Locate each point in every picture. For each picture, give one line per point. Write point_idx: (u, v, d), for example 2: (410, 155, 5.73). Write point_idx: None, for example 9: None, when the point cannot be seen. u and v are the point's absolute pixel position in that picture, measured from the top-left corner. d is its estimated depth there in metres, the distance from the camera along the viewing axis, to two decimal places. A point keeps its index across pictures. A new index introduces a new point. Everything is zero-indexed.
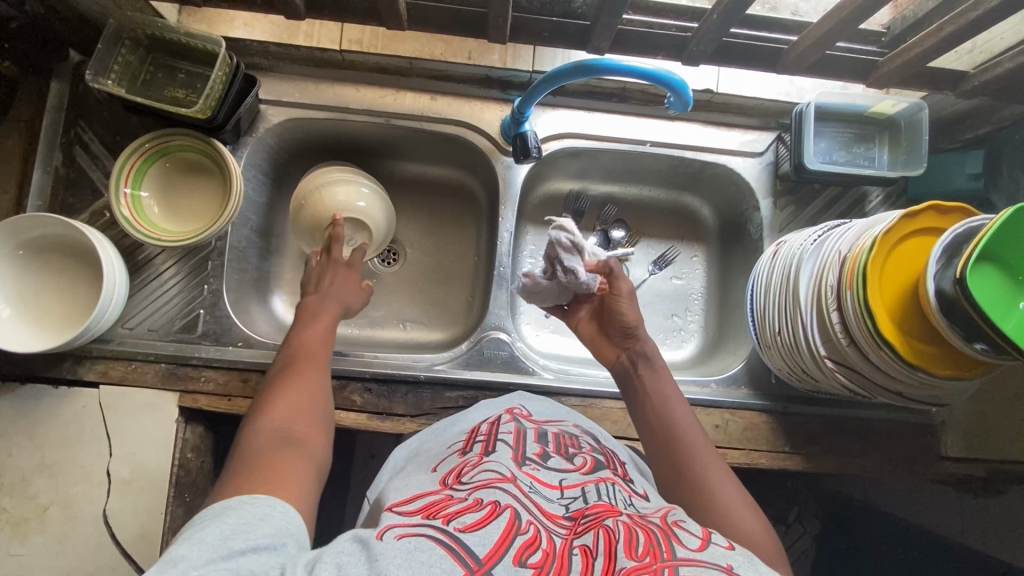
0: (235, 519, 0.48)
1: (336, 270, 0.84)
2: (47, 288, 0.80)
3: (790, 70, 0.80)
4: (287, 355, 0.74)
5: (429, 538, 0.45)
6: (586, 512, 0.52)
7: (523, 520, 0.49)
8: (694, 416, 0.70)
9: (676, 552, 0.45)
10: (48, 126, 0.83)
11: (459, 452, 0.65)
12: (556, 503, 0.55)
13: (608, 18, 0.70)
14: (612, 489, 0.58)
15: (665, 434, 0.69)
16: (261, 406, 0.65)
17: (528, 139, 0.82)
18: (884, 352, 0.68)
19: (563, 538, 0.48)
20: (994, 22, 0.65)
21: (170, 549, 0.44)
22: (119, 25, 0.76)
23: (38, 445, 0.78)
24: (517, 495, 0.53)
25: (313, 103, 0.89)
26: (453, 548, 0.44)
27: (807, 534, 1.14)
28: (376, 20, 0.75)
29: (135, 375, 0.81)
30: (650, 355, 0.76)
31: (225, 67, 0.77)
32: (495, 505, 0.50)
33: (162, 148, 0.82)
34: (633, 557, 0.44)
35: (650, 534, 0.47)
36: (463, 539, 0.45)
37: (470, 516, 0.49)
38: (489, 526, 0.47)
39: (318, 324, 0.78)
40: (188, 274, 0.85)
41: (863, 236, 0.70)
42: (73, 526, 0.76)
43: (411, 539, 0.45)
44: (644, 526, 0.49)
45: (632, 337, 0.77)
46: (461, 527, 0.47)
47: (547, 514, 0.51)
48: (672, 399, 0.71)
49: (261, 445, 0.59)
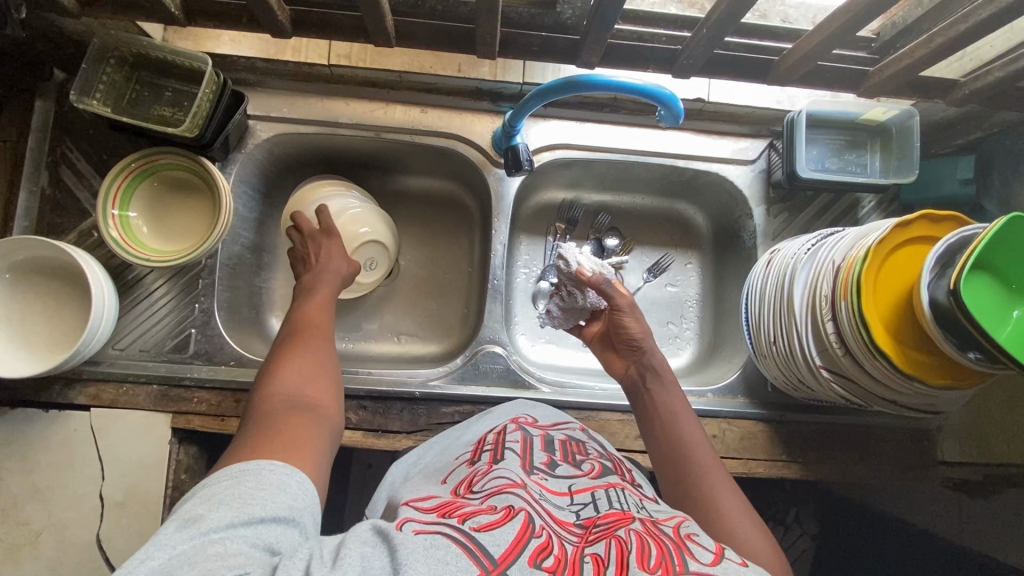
0: (254, 482, 0.47)
1: (320, 243, 0.82)
2: (35, 311, 0.79)
3: (781, 81, 0.79)
4: (287, 325, 0.72)
5: (446, 536, 0.45)
6: (598, 521, 0.52)
7: (536, 525, 0.48)
8: (697, 427, 0.70)
9: (688, 566, 0.45)
10: (33, 146, 0.82)
11: (467, 462, 0.65)
12: (566, 510, 0.54)
13: (597, 33, 0.69)
14: (622, 495, 0.58)
15: (666, 448, 0.69)
16: (265, 372, 0.64)
17: (519, 152, 0.81)
18: (879, 362, 0.67)
19: (575, 545, 0.47)
20: (985, 33, 0.65)
21: (190, 506, 0.45)
22: (103, 43, 0.75)
23: (29, 470, 0.77)
24: (529, 500, 0.52)
25: (302, 118, 0.88)
26: (469, 548, 0.43)
27: (806, 534, 1.16)
28: (364, 37, 0.74)
29: (127, 398, 0.80)
30: (658, 366, 0.76)
31: (212, 85, 0.76)
32: (509, 508, 0.50)
33: (148, 167, 0.81)
34: (646, 569, 0.44)
35: (663, 546, 0.47)
36: (478, 538, 0.45)
37: (485, 517, 0.49)
38: (504, 527, 0.47)
39: (313, 311, 0.74)
40: (179, 293, 0.84)
41: (856, 245, 0.70)
42: (66, 552, 0.76)
43: (428, 535, 0.45)
44: (657, 538, 0.49)
45: (639, 350, 0.78)
46: (477, 526, 0.47)
47: (558, 521, 0.51)
48: (676, 408, 0.72)
49: (272, 410, 0.58)
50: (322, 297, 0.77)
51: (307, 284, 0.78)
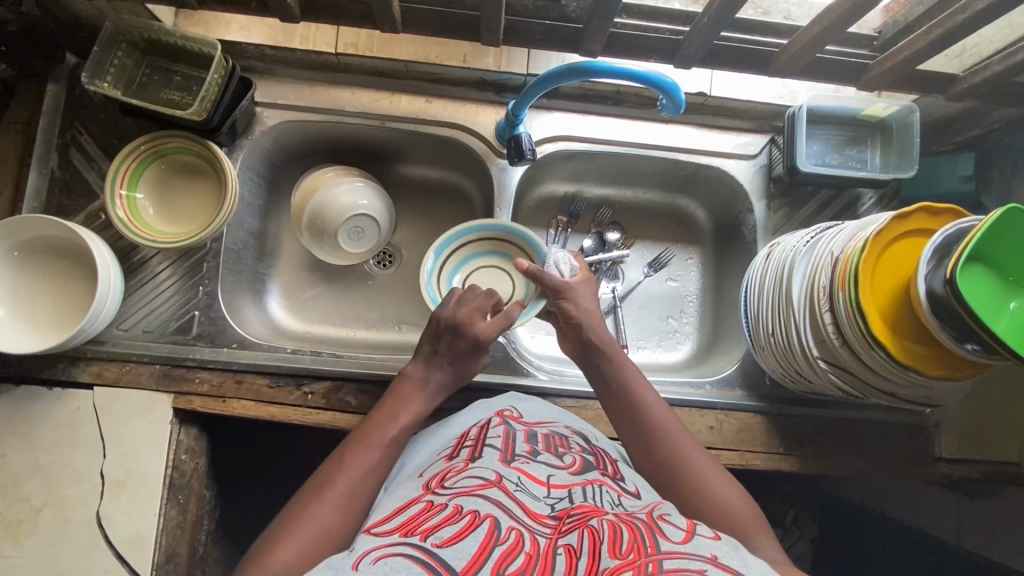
0: None
1: (456, 343, 0.75)
2: (42, 291, 0.80)
3: (781, 73, 0.80)
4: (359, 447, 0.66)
5: (406, 557, 0.46)
6: (572, 511, 0.53)
7: (502, 529, 0.49)
8: (665, 407, 0.71)
9: (660, 547, 0.45)
10: (45, 128, 0.83)
11: (446, 457, 0.65)
12: (543, 502, 0.55)
13: (599, 21, 0.70)
14: (599, 491, 0.57)
15: (631, 421, 0.70)
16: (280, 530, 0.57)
17: (522, 142, 0.83)
18: (876, 352, 0.68)
19: (548, 537, 0.49)
20: (981, 25, 0.66)
21: None
22: (115, 28, 0.77)
23: (32, 446, 0.78)
24: (499, 501, 0.53)
25: (309, 106, 0.89)
26: (431, 565, 0.44)
27: (805, 537, 1.12)
28: (370, 23, 0.76)
29: (129, 377, 0.81)
30: (598, 341, 0.76)
31: (221, 69, 0.77)
32: (474, 515, 0.50)
33: (157, 150, 0.82)
34: (617, 555, 0.44)
35: (634, 530, 0.48)
36: (440, 554, 0.46)
37: (448, 529, 0.49)
38: (467, 539, 0.48)
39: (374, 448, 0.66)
40: (183, 276, 0.85)
41: (854, 238, 0.70)
42: (65, 528, 0.76)
43: (387, 560, 0.45)
44: (629, 522, 0.49)
45: (580, 327, 0.77)
46: (439, 541, 0.47)
47: (531, 516, 0.52)
48: (634, 386, 0.72)
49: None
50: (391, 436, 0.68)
51: (385, 410, 0.71)
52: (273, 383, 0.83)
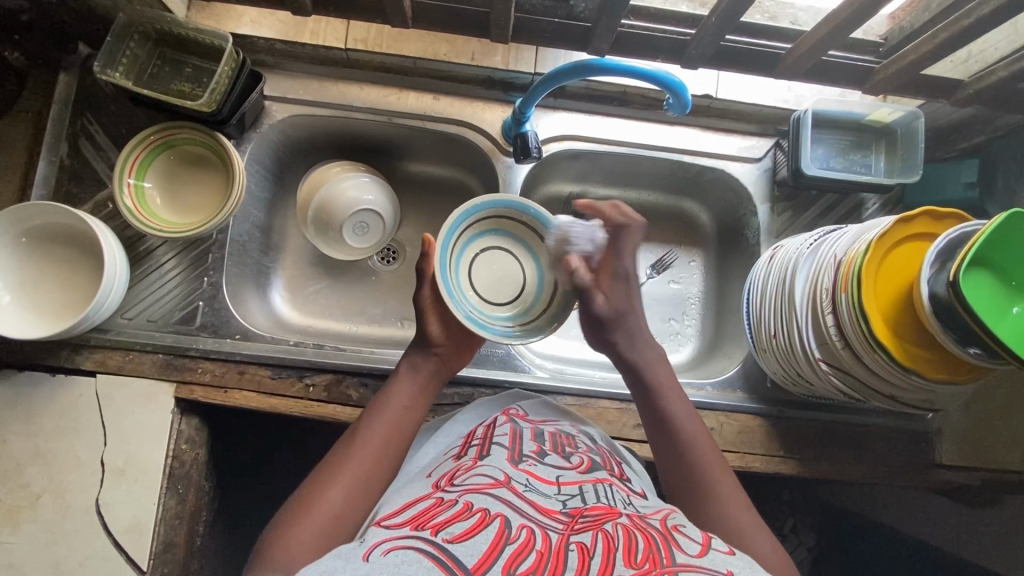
0: None
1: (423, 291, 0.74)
2: (47, 278, 0.80)
3: (787, 75, 0.81)
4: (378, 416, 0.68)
5: (417, 550, 0.46)
6: (584, 511, 0.53)
7: (512, 528, 0.49)
8: (693, 421, 0.70)
9: (676, 558, 0.46)
10: (55, 119, 0.84)
11: (454, 456, 0.65)
12: (553, 499, 0.55)
13: (608, 18, 0.71)
14: (610, 491, 0.59)
15: (659, 434, 0.70)
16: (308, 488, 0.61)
17: (529, 139, 0.83)
18: (878, 354, 0.68)
19: (560, 533, 0.49)
20: (986, 29, 0.66)
21: None
22: (129, 19, 0.78)
23: (33, 433, 0.78)
24: (508, 500, 0.53)
25: (317, 101, 0.90)
26: (442, 560, 0.44)
27: (803, 545, 1.10)
28: (380, 18, 0.77)
29: (132, 365, 0.81)
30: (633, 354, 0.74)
31: (232, 62, 0.79)
32: (484, 514, 0.50)
33: (167, 140, 0.83)
34: (633, 564, 0.45)
35: (650, 539, 0.49)
36: (451, 549, 0.46)
37: (459, 525, 0.49)
38: (478, 536, 0.47)
39: (383, 421, 0.68)
40: (189, 266, 0.86)
41: (858, 240, 0.70)
42: (63, 516, 0.76)
43: (399, 552, 0.45)
44: (644, 530, 0.50)
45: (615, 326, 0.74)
46: (450, 537, 0.47)
47: (542, 512, 0.52)
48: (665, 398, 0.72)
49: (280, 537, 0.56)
50: (400, 409, 0.69)
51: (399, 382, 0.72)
52: (275, 374, 0.83)
